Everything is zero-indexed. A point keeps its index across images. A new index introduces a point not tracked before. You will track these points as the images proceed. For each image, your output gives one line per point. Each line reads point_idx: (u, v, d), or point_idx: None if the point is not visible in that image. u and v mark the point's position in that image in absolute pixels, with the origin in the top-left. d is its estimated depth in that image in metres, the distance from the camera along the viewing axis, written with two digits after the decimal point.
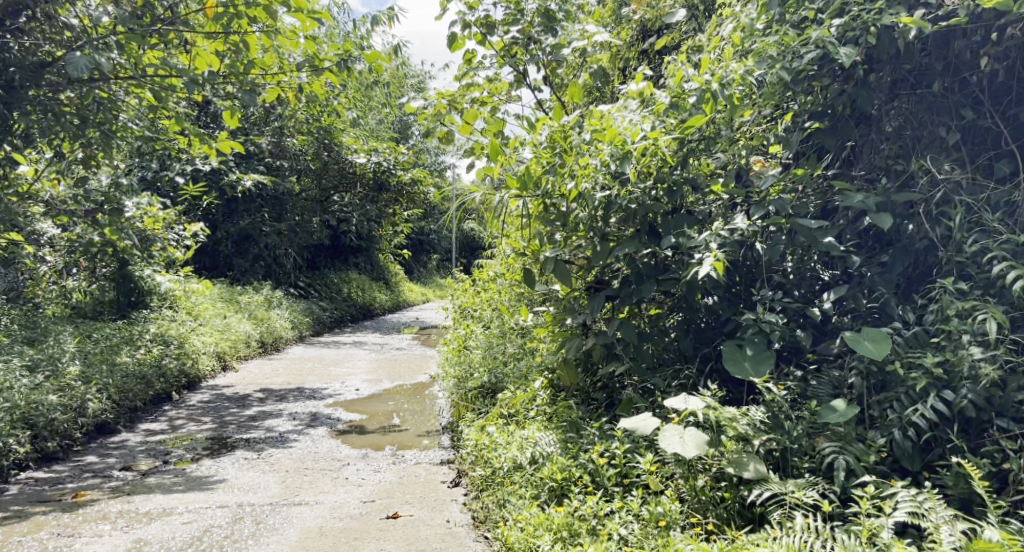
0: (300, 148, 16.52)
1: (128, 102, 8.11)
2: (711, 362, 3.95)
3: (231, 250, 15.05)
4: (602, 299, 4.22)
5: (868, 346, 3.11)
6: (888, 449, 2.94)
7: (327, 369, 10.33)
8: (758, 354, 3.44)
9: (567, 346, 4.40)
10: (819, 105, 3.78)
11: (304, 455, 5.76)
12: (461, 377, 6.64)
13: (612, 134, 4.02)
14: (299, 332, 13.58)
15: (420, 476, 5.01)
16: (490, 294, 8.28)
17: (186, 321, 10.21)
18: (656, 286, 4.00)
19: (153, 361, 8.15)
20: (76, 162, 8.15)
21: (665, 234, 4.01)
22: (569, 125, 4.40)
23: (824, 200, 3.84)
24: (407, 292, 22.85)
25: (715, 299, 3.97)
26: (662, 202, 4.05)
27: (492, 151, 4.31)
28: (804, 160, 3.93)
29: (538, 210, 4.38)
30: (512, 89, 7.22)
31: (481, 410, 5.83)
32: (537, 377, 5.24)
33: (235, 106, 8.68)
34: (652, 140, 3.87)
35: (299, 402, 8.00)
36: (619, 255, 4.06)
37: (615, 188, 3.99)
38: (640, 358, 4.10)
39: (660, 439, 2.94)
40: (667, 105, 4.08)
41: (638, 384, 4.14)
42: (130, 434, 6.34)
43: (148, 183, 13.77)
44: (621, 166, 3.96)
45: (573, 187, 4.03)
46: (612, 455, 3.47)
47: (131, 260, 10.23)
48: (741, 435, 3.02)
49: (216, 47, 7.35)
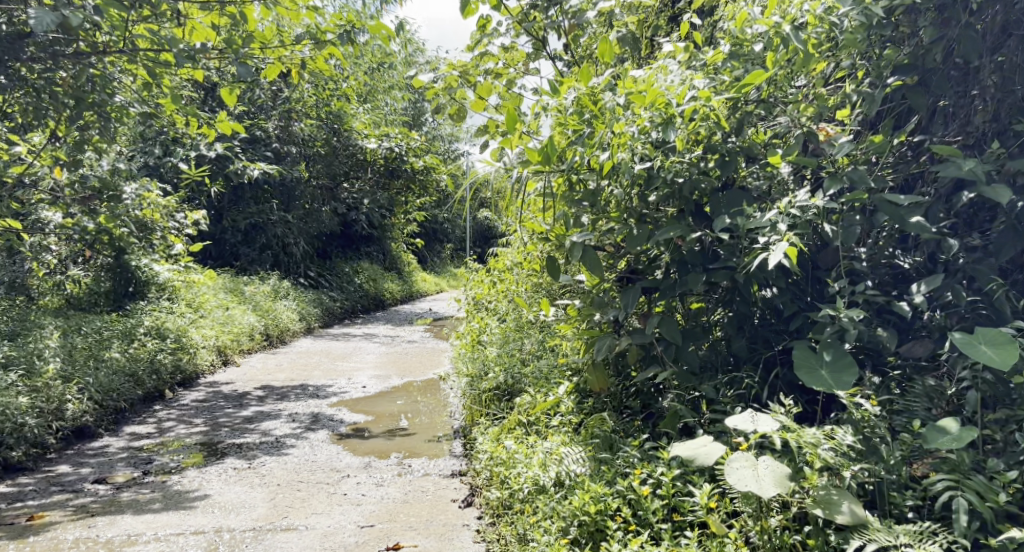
0: (309, 133, 15.99)
1: (124, 81, 7.61)
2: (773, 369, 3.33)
3: (238, 239, 14.54)
4: (639, 292, 3.62)
5: (986, 352, 2.48)
6: (1018, 484, 2.32)
7: (334, 364, 9.79)
8: (838, 360, 2.82)
9: (596, 345, 3.75)
10: (910, 55, 3.15)
11: (301, 464, 5.19)
12: (474, 376, 6.04)
13: (652, 95, 3.37)
14: (307, 324, 13.04)
15: (429, 491, 4.43)
16: (506, 284, 7.66)
17: (185, 313, 9.68)
18: (706, 276, 3.39)
19: (146, 357, 7.63)
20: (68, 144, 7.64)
21: (716, 215, 3.39)
22: (599, 88, 3.77)
23: (907, 172, 3.23)
24: (421, 282, 22.33)
25: (774, 292, 3.36)
26: (712, 177, 3.42)
27: (508, 119, 3.69)
28: (881, 126, 3.31)
29: (561, 188, 3.77)
30: (530, 60, 6.64)
31: (497, 415, 5.23)
32: (560, 381, 4.62)
33: (235, 84, 8.15)
34: (703, 100, 3.24)
35: (301, 401, 7.44)
36: (661, 239, 3.43)
37: (657, 158, 3.37)
38: (684, 361, 3.46)
39: (729, 466, 2.32)
40: (727, 54, 3.46)
41: (682, 392, 3.53)
42: (112, 439, 5.80)
43: (151, 170, 13.29)
44: (665, 133, 3.35)
45: (607, 158, 3.40)
46: (656, 482, 2.88)
47: (129, 249, 9.73)
48: (826, 464, 2.40)
49: (213, 20, 6.80)
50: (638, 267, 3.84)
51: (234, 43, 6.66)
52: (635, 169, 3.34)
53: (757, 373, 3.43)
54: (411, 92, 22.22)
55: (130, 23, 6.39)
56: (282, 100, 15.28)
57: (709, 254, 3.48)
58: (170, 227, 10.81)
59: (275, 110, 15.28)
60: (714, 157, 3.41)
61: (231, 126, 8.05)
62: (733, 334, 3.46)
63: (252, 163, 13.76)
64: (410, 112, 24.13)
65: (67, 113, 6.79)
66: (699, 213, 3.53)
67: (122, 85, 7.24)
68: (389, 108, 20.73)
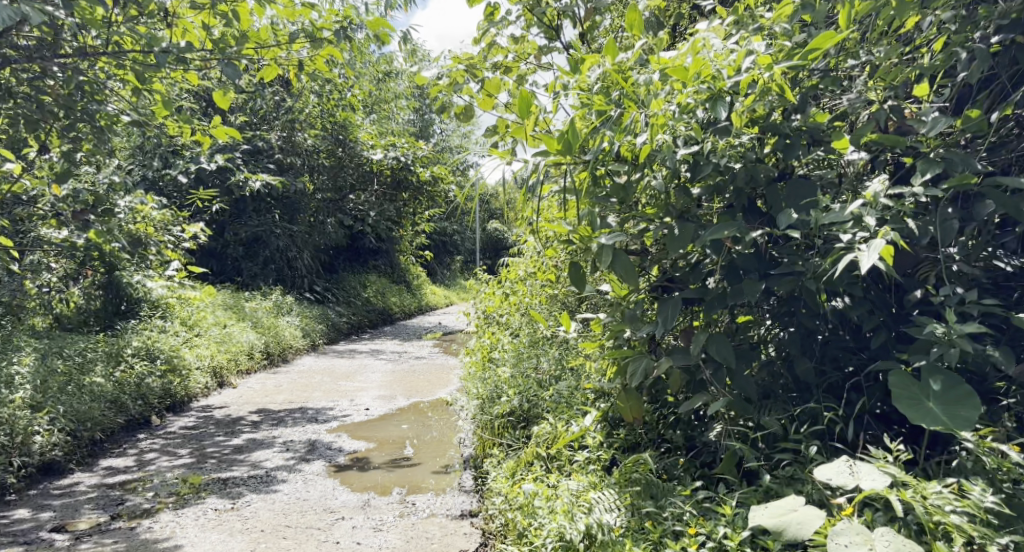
0: (314, 144, 15.50)
1: (114, 88, 7.12)
2: (857, 401, 2.75)
3: (240, 254, 14.01)
4: (679, 306, 3.05)
5: None
6: None
7: (336, 384, 9.20)
8: (950, 390, 2.22)
9: (629, 369, 3.14)
10: (1016, 10, 2.56)
11: (290, 504, 4.61)
12: (483, 399, 5.45)
13: (695, 65, 2.78)
14: (311, 340, 12.51)
15: (436, 538, 3.84)
16: (518, 297, 7.06)
17: (179, 332, 9.13)
18: (765, 284, 2.83)
19: (132, 380, 7.06)
20: (60, 158, 7.20)
21: (778, 210, 2.81)
22: (629, 63, 3.20)
23: (1011, 155, 2.65)
24: (429, 294, 21.81)
25: (849, 302, 2.78)
26: (771, 164, 2.84)
27: (521, 105, 3.15)
28: (977, 99, 2.73)
29: (584, 184, 3.18)
30: (542, 51, 6.07)
31: (511, 445, 4.64)
32: (584, 407, 4.02)
33: (228, 87, 7.64)
34: (764, 68, 2.64)
35: (298, 426, 6.86)
36: (710, 240, 2.85)
37: (705, 140, 2.77)
38: (738, 387, 2.89)
39: (835, 536, 1.95)
40: (794, 8, 2.83)
41: (736, 425, 2.95)
42: (84, 474, 5.23)
43: (149, 184, 12.85)
44: (713, 110, 2.75)
45: (643, 141, 2.81)
46: (717, 547, 2.31)
47: (121, 264, 9.20)
48: (965, 536, 1.94)
49: (203, 19, 6.27)
50: (676, 274, 3.25)
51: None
52: (679, 154, 2.74)
53: (829, 400, 2.86)
54: (416, 101, 21.74)
55: (116, 23, 5.88)
56: (285, 110, 14.83)
57: (768, 258, 2.93)
58: (165, 242, 10.32)
59: (277, 120, 14.80)
60: (772, 140, 2.83)
61: (226, 132, 7.52)
62: (796, 354, 2.90)
63: (254, 176, 13.28)
64: (416, 122, 23.66)
65: (57, 125, 6.33)
66: (751, 209, 2.96)
67: (111, 91, 6.76)
68: (395, 118, 20.25)
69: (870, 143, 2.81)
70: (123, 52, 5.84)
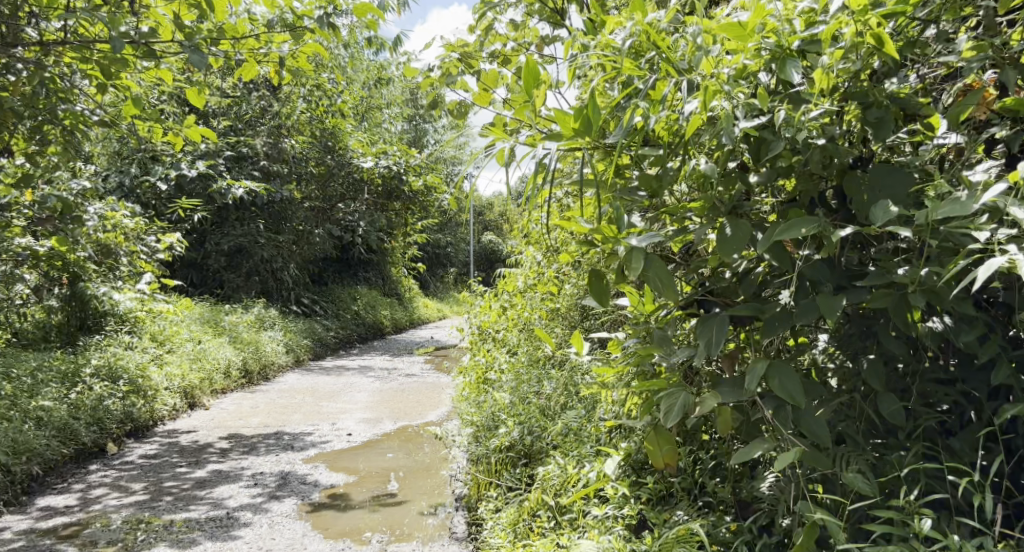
0: (301, 150, 14.84)
1: (82, 86, 6.49)
2: (996, 474, 2.15)
3: (221, 265, 13.30)
4: (727, 324, 2.38)
5: None
6: None
7: (318, 405, 8.49)
8: None
9: (663, 407, 2.44)
10: None
11: None
12: (479, 429, 4.79)
13: (756, 15, 2.15)
14: (295, 356, 11.82)
15: None
16: (516, 312, 6.39)
17: (149, 349, 8.43)
18: (847, 299, 2.18)
19: (89, 403, 6.36)
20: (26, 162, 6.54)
21: (864, 202, 2.17)
22: (664, 20, 2.56)
23: None
24: (422, 307, 21.19)
25: (953, 323, 2.17)
26: (852, 144, 2.21)
27: (526, 75, 2.48)
28: None
29: (608, 173, 2.53)
30: (544, 36, 5.42)
31: (511, 487, 3.99)
32: (601, 446, 3.38)
33: (204, 84, 6.96)
34: (852, 14, 2.00)
35: (271, 455, 6.17)
36: (775, 242, 2.19)
37: (774, 110, 2.12)
38: (809, 433, 2.23)
39: None
40: None
41: (807, 482, 2.29)
42: (14, 518, 4.55)
43: (126, 192, 12.18)
44: (783, 72, 2.11)
45: (691, 113, 2.16)
46: None
47: (86, 274, 8.48)
48: None
49: (175, 6, 5.61)
50: (717, 285, 2.59)
51: (189, 29, 5.31)
52: (741, 127, 2.10)
53: (942, 458, 2.24)
54: (409, 109, 21.08)
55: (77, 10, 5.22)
56: (271, 115, 14.20)
57: (842, 266, 2.29)
58: (138, 252, 9.63)
59: (263, 125, 14.18)
60: (854, 112, 2.19)
61: (200, 132, 6.85)
62: (880, 389, 2.25)
63: (237, 183, 12.60)
64: (408, 131, 23.03)
65: (19, 126, 5.71)
66: (821, 203, 2.32)
67: (79, 91, 6.12)
68: (387, 127, 19.60)
69: (967, 120, 2.21)
70: (88, 44, 5.22)
